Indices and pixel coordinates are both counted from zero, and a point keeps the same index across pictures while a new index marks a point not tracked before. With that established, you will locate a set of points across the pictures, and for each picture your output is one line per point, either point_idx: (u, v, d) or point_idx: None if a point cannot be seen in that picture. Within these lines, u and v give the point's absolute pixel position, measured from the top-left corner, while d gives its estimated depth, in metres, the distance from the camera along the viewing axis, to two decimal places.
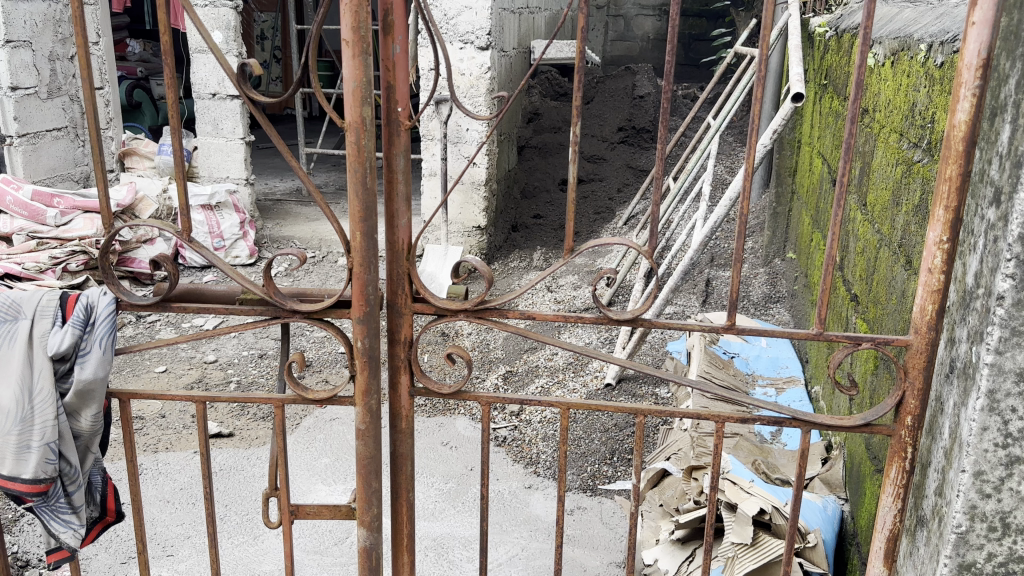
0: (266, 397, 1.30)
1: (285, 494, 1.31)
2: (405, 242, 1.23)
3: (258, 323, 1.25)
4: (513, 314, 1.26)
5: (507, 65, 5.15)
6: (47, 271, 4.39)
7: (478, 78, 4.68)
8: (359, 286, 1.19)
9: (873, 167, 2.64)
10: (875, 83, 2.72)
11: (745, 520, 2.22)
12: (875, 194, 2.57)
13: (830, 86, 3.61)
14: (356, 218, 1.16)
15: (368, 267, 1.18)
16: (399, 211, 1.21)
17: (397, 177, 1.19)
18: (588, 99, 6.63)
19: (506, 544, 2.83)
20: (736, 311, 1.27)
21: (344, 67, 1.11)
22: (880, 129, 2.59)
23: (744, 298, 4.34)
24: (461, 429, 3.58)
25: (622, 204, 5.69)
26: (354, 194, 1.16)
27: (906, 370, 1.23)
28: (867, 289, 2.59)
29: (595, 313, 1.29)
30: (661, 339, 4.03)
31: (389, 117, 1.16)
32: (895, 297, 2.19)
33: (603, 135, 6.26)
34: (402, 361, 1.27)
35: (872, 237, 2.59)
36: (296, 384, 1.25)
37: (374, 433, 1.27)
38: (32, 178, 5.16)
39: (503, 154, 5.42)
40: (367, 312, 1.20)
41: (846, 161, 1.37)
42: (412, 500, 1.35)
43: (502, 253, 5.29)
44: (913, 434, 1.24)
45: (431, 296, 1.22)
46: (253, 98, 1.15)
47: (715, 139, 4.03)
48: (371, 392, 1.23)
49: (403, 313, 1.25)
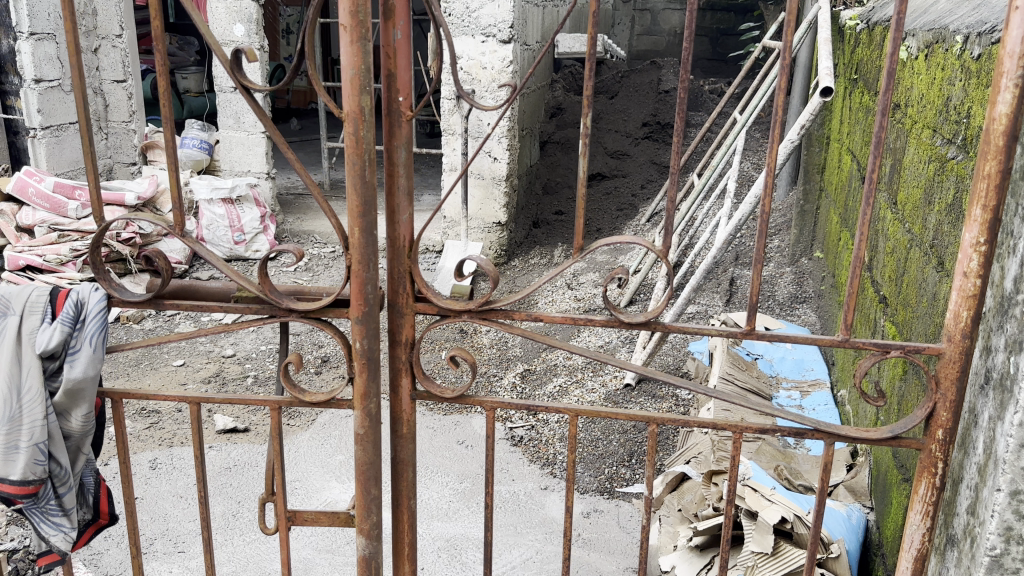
0: (262, 398, 1.23)
1: (282, 499, 1.25)
2: (407, 239, 1.16)
3: (254, 322, 1.19)
4: (520, 317, 1.19)
5: (528, 58, 5.09)
6: (68, 263, 4.46)
7: (499, 71, 4.63)
8: (357, 285, 1.13)
9: (905, 165, 2.54)
10: (907, 77, 2.63)
11: (765, 529, 2.16)
12: (906, 193, 2.48)
13: (860, 80, 3.50)
14: (354, 213, 1.10)
15: (367, 265, 1.13)
16: (400, 207, 1.15)
17: (397, 170, 1.13)
18: (613, 94, 6.55)
19: (520, 547, 2.78)
20: (756, 314, 1.16)
21: (342, 54, 1.04)
22: (912, 126, 2.49)
23: (769, 297, 4.26)
24: (477, 427, 3.53)
25: (645, 200, 5.61)
26: (353, 188, 1.10)
27: (938, 381, 1.13)
28: (896, 291, 2.50)
29: (606, 317, 1.20)
30: (683, 338, 3.95)
31: (390, 107, 1.10)
32: (926, 300, 2.12)
33: (627, 130, 6.17)
34: (403, 363, 1.22)
35: (902, 237, 2.50)
36: (293, 386, 1.19)
37: (374, 438, 1.21)
38: (54, 170, 5.20)
39: (525, 149, 5.37)
40: (366, 312, 1.14)
41: (876, 153, 1.29)
42: (414, 507, 1.29)
43: (522, 250, 5.24)
44: (944, 448, 1.15)
45: (434, 296, 1.17)
46: (250, 87, 1.08)
47: (740, 134, 3.95)
48: (370, 395, 1.18)
49: (404, 314, 1.19)
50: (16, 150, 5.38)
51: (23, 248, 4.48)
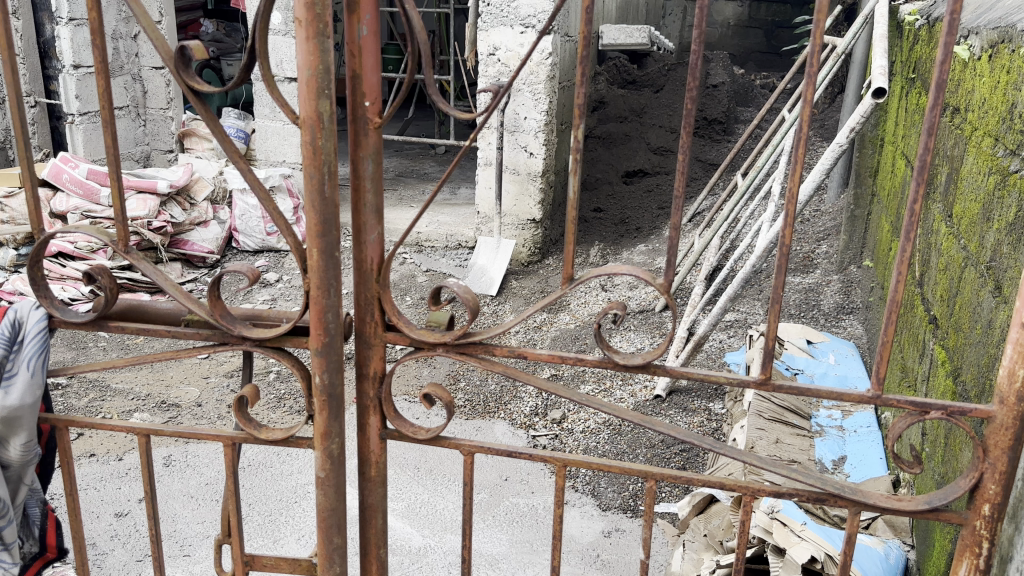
0: (216, 432, 1.12)
1: (238, 542, 1.14)
2: (376, 261, 1.03)
3: (206, 348, 1.07)
4: (502, 352, 1.05)
5: (569, 50, 4.93)
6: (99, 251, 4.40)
7: (538, 64, 4.45)
8: (316, 313, 1.00)
9: (962, 176, 2.33)
10: (968, 79, 2.41)
11: (793, 568, 1.99)
12: (962, 206, 2.28)
13: (918, 80, 3.27)
14: (312, 232, 0.97)
15: (327, 291, 1.00)
16: (367, 225, 1.01)
17: (364, 184, 1.00)
18: (658, 87, 6.32)
19: (535, 566, 2.65)
20: (773, 362, 0.99)
21: (297, 52, 0.91)
22: (971, 133, 2.29)
23: (814, 308, 4.05)
24: (499, 434, 3.28)
25: (688, 199, 5.42)
26: (310, 205, 0.96)
27: (986, 449, 0.96)
28: (948, 312, 2.30)
29: (599, 355, 1.04)
30: (720, 347, 3.77)
31: (355, 113, 0.96)
32: (980, 327, 1.94)
33: (672, 125, 5.96)
34: (371, 400, 1.09)
35: (956, 254, 2.29)
36: (248, 423, 1.07)
37: (336, 481, 1.08)
38: (91, 157, 5.21)
39: (564, 144, 5.21)
40: (327, 343, 1.01)
41: (922, 168, 1.12)
42: (384, 558, 1.17)
43: (557, 248, 5.09)
44: (991, 526, 0.98)
45: (405, 326, 1.03)
46: (196, 89, 0.95)
47: (788, 134, 3.74)
48: (332, 435, 1.05)
49: (372, 345, 1.06)
50: (58, 135, 5.41)
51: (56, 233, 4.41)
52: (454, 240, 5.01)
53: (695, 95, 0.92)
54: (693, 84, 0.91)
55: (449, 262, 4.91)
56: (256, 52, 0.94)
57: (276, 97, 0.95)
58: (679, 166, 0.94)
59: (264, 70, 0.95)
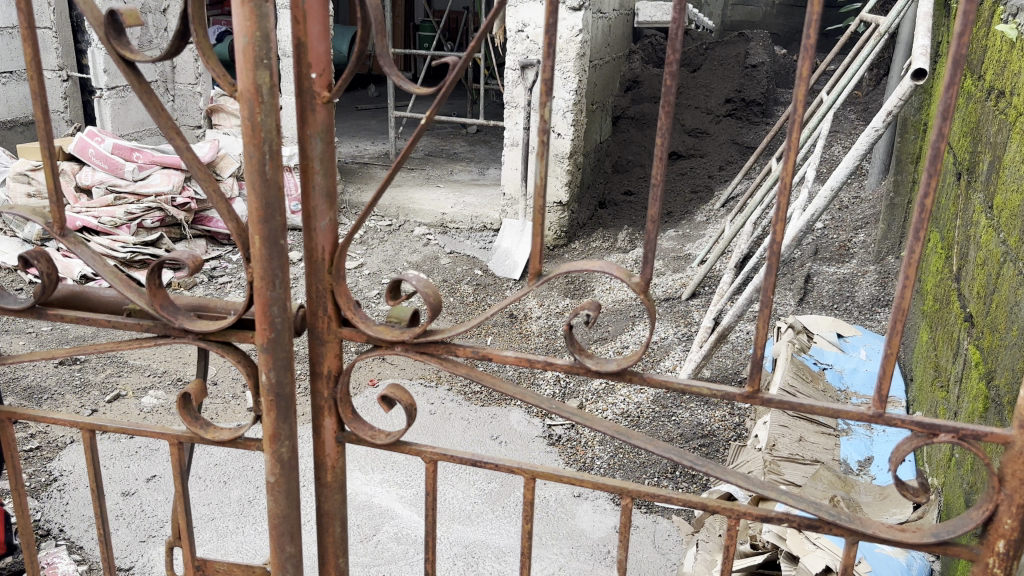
0: (161, 431, 1.05)
1: (188, 545, 1.09)
2: (328, 250, 0.94)
3: (149, 340, 1.01)
4: (466, 352, 0.96)
5: (602, 29, 4.79)
6: (121, 227, 4.36)
7: (568, 41, 4.33)
8: (261, 306, 0.92)
9: (1004, 164, 2.17)
10: (1015, 60, 2.25)
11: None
12: (1004, 196, 2.12)
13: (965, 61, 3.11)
14: (253, 217, 0.89)
15: (271, 282, 0.91)
16: (317, 211, 0.92)
17: (313, 166, 0.91)
18: (695, 67, 6.11)
19: (542, 561, 2.56)
20: (762, 372, 0.86)
21: (232, 16, 0.82)
22: (1015, 119, 2.13)
23: (847, 299, 3.90)
24: (514, 422, 3.18)
25: (722, 183, 5.25)
26: (251, 186, 0.88)
27: (1003, 478, 0.84)
28: (984, 312, 2.16)
29: (569, 359, 0.93)
30: (746, 339, 3.64)
31: (302, 86, 0.87)
32: (1017, 329, 1.81)
33: (708, 106, 5.77)
34: (327, 401, 1.01)
35: (995, 248, 2.14)
36: (192, 422, 1.00)
37: (288, 486, 1.00)
38: (119, 132, 5.21)
39: (594, 124, 5.07)
40: (273, 339, 0.93)
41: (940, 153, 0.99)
42: (343, 567, 1.10)
43: (585, 231, 4.96)
44: (1004, 565, 0.87)
45: (360, 321, 0.95)
46: (128, 59, 0.88)
47: (826, 117, 3.58)
48: (281, 437, 0.97)
49: (326, 342, 0.97)
50: (89, 109, 5.42)
51: (81, 209, 4.41)
52: (479, 222, 4.92)
53: (676, 70, 0.80)
54: (672, 57, 0.80)
55: (474, 244, 4.82)
56: (191, 17, 0.85)
57: (213, 68, 0.87)
58: (657, 150, 0.83)
59: (199, 37, 0.86)
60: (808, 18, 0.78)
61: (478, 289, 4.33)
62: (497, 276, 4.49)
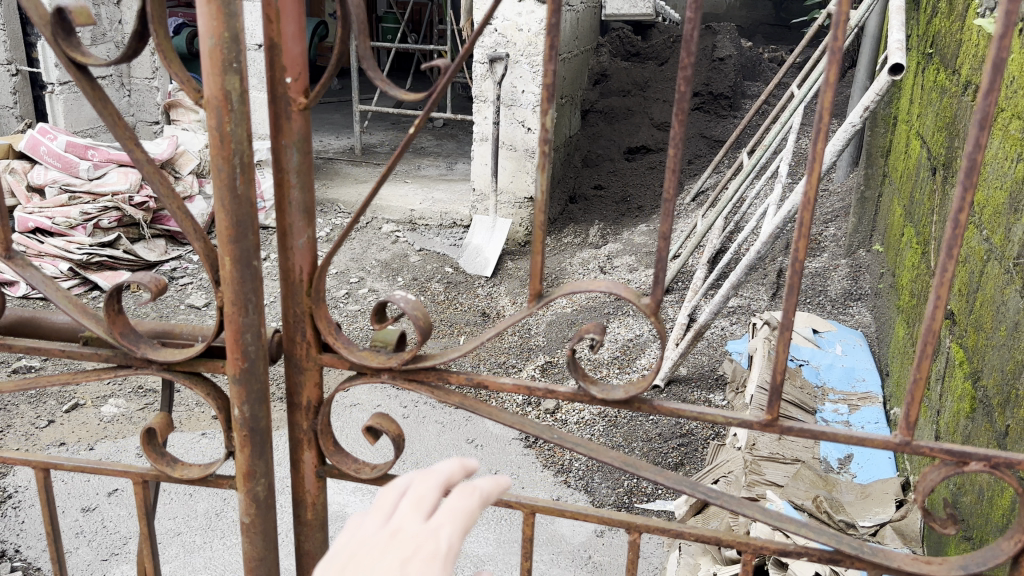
0: (124, 468, 0.97)
1: None
2: (306, 271, 0.86)
3: (109, 370, 0.92)
4: (459, 380, 0.88)
5: (570, 22, 4.73)
6: (77, 228, 4.19)
7: (536, 35, 4.26)
8: (232, 334, 0.83)
9: (985, 160, 2.15)
10: None
11: None
12: (985, 193, 2.10)
13: (936, 54, 3.10)
14: (222, 237, 0.80)
15: (245, 308, 0.83)
16: (294, 227, 0.84)
17: (288, 179, 0.82)
18: (663, 60, 6.08)
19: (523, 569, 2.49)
20: (780, 400, 0.80)
21: (197, 14, 0.73)
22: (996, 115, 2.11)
23: (820, 293, 3.88)
24: (490, 426, 3.11)
25: (692, 177, 5.21)
26: (219, 204, 0.79)
27: None
28: (967, 309, 2.13)
29: (572, 388, 0.86)
30: (721, 336, 3.63)
31: (275, 92, 0.79)
32: (1005, 328, 1.78)
33: (676, 100, 5.73)
34: (306, 434, 0.93)
35: (977, 246, 2.11)
36: (157, 459, 0.91)
37: (264, 527, 0.93)
38: (72, 128, 5.03)
39: (564, 118, 5.00)
40: (246, 370, 0.85)
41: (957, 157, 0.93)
42: None
43: (556, 227, 4.90)
44: None
45: (343, 348, 0.87)
46: (80, 63, 0.79)
47: (797, 111, 3.54)
48: (257, 475, 0.89)
49: (304, 370, 0.90)
50: (41, 105, 5.23)
51: (33, 209, 4.24)
52: (449, 219, 4.83)
53: (690, 75, 0.73)
54: (687, 60, 0.73)
55: (444, 241, 4.72)
56: (150, 17, 0.77)
57: (175, 72, 0.78)
58: (668, 162, 0.77)
59: (159, 37, 0.77)
60: (836, 18, 0.71)
61: (449, 288, 4.25)
62: (468, 274, 4.40)
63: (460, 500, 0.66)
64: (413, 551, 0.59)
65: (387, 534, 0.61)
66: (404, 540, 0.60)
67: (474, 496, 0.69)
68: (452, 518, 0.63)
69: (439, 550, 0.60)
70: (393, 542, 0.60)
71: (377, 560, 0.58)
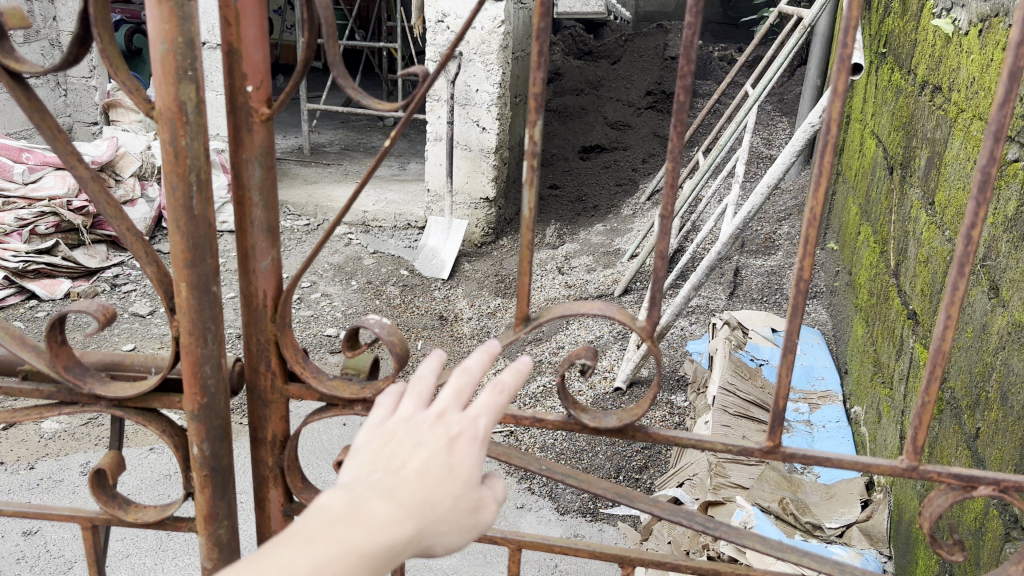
0: (71, 512, 0.88)
1: None
2: (270, 295, 0.79)
3: (52, 407, 0.83)
4: None
5: (523, 19, 4.67)
6: (12, 233, 3.99)
7: (490, 32, 4.18)
8: (189, 366, 0.76)
9: (945, 161, 2.16)
10: (952, 55, 2.23)
11: None
12: (947, 194, 2.10)
13: (889, 54, 3.12)
14: (177, 262, 0.73)
15: (203, 338, 0.75)
16: (257, 248, 0.77)
17: (250, 196, 0.75)
18: (615, 59, 6.07)
19: None
20: (781, 426, 0.77)
21: (147, 17, 0.66)
22: (956, 115, 2.11)
23: (776, 291, 3.90)
24: None
25: (646, 175, 5.20)
26: (174, 225, 0.72)
27: None
28: (930, 310, 2.12)
29: (562, 416, 0.81)
30: (681, 336, 3.62)
31: (235, 101, 0.72)
32: (971, 331, 1.77)
33: (630, 99, 5.73)
34: (272, 470, 0.86)
35: (939, 247, 2.12)
36: (108, 503, 0.84)
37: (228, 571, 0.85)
38: (4, 130, 4.81)
39: (518, 117, 4.94)
40: (205, 406, 0.78)
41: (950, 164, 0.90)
42: None
43: (512, 227, 4.85)
44: None
45: (313, 379, 0.80)
46: (14, 70, 0.71)
47: (752, 109, 3.51)
48: (218, 517, 0.82)
49: (269, 402, 0.83)
50: None
51: None
52: (403, 220, 4.74)
53: (689, 84, 0.68)
54: (685, 69, 0.68)
55: (398, 243, 4.64)
56: (94, 20, 0.69)
57: (122, 80, 0.70)
58: (665, 177, 0.72)
59: (104, 41, 0.70)
60: (846, 23, 0.67)
61: (405, 291, 4.16)
62: (424, 276, 4.33)
63: (500, 381, 0.69)
64: (457, 434, 0.64)
65: (429, 415, 0.65)
66: (448, 422, 0.65)
67: (512, 380, 0.70)
68: (493, 401, 0.67)
69: (480, 433, 0.65)
70: (437, 423, 0.64)
71: (425, 436, 0.63)
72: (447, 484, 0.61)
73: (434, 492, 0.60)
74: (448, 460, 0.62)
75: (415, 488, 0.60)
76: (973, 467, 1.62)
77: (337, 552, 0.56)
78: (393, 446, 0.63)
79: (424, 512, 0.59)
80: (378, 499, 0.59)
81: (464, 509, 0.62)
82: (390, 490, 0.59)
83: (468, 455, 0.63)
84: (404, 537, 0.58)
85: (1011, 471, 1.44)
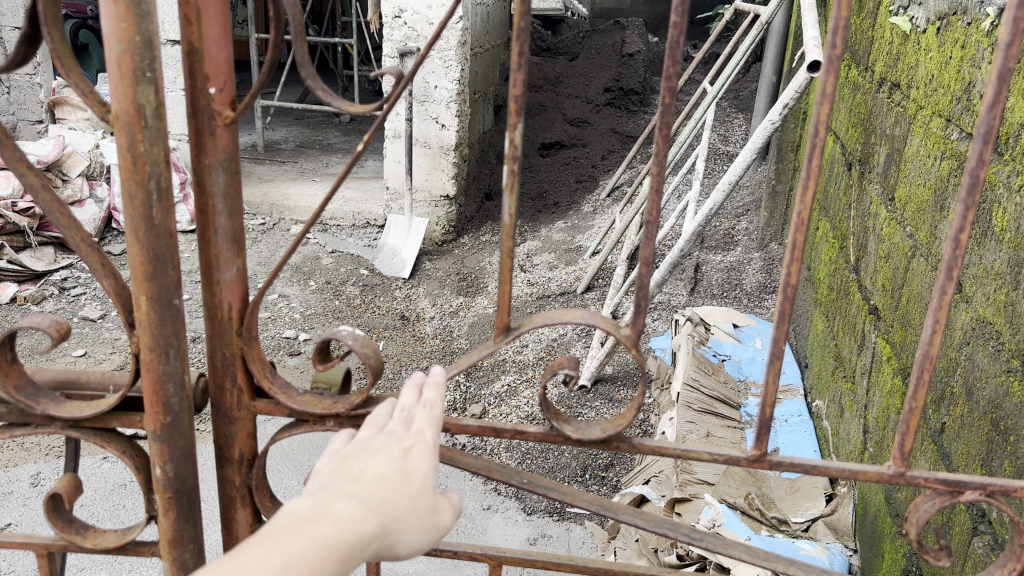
0: (23, 539, 0.83)
1: None
2: (236, 308, 0.75)
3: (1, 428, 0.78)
4: None
5: (481, 15, 4.62)
6: None
7: (448, 28, 4.12)
8: (150, 384, 0.72)
9: (905, 158, 2.18)
10: (910, 53, 2.25)
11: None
12: (907, 191, 2.12)
13: (845, 51, 3.15)
14: (137, 274, 0.68)
15: (164, 354, 0.71)
16: (221, 259, 0.73)
17: (213, 204, 0.72)
18: (572, 56, 6.07)
19: None
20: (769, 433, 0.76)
21: (101, 15, 0.62)
22: (916, 112, 2.13)
23: (736, 287, 3.93)
24: None
25: (605, 172, 5.21)
26: (133, 235, 0.67)
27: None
28: (892, 305, 2.14)
29: (543, 427, 0.79)
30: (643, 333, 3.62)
31: (196, 103, 0.68)
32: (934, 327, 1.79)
33: (588, 95, 5.73)
34: (238, 490, 0.82)
35: (900, 242, 2.15)
36: (64, 528, 0.79)
37: None
38: None
39: (477, 114, 4.90)
40: (169, 425, 0.73)
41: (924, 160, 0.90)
42: None
43: (472, 225, 4.82)
44: None
45: (282, 395, 0.76)
46: None
47: (710, 108, 3.51)
48: (183, 541, 0.78)
49: (235, 419, 0.79)
50: None
51: None
52: (362, 219, 4.67)
53: (675, 86, 0.66)
54: (671, 70, 0.66)
55: (357, 242, 4.57)
56: (43, 17, 0.65)
57: (75, 81, 0.66)
58: (650, 181, 0.70)
59: (54, 41, 0.65)
60: (835, 24, 0.66)
61: (365, 291, 4.10)
62: (385, 275, 4.27)
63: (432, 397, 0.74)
64: (409, 445, 0.67)
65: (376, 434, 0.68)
66: (397, 437, 0.68)
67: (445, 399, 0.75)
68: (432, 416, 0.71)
69: (428, 443, 0.68)
70: (388, 438, 0.68)
71: (379, 449, 0.66)
72: (404, 483, 0.63)
73: (394, 490, 0.62)
74: (404, 466, 0.65)
75: (375, 487, 0.62)
76: (940, 462, 1.63)
77: (309, 544, 0.55)
78: (348, 461, 0.65)
79: (387, 506, 0.61)
80: (342, 498, 0.59)
81: (425, 508, 0.64)
82: (354, 490, 0.60)
83: (423, 461, 0.66)
84: (372, 529, 0.59)
85: (977, 466, 1.45)
